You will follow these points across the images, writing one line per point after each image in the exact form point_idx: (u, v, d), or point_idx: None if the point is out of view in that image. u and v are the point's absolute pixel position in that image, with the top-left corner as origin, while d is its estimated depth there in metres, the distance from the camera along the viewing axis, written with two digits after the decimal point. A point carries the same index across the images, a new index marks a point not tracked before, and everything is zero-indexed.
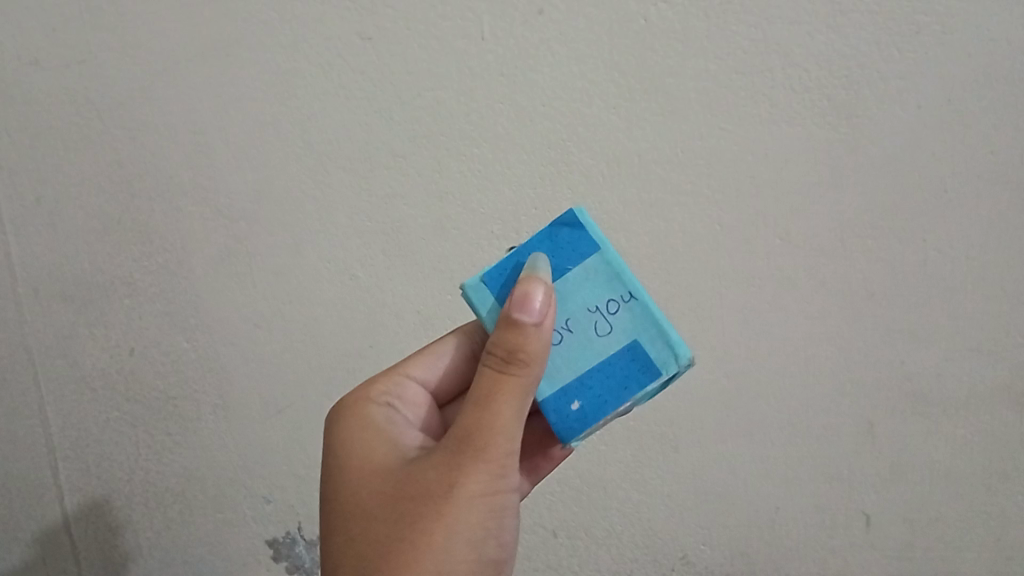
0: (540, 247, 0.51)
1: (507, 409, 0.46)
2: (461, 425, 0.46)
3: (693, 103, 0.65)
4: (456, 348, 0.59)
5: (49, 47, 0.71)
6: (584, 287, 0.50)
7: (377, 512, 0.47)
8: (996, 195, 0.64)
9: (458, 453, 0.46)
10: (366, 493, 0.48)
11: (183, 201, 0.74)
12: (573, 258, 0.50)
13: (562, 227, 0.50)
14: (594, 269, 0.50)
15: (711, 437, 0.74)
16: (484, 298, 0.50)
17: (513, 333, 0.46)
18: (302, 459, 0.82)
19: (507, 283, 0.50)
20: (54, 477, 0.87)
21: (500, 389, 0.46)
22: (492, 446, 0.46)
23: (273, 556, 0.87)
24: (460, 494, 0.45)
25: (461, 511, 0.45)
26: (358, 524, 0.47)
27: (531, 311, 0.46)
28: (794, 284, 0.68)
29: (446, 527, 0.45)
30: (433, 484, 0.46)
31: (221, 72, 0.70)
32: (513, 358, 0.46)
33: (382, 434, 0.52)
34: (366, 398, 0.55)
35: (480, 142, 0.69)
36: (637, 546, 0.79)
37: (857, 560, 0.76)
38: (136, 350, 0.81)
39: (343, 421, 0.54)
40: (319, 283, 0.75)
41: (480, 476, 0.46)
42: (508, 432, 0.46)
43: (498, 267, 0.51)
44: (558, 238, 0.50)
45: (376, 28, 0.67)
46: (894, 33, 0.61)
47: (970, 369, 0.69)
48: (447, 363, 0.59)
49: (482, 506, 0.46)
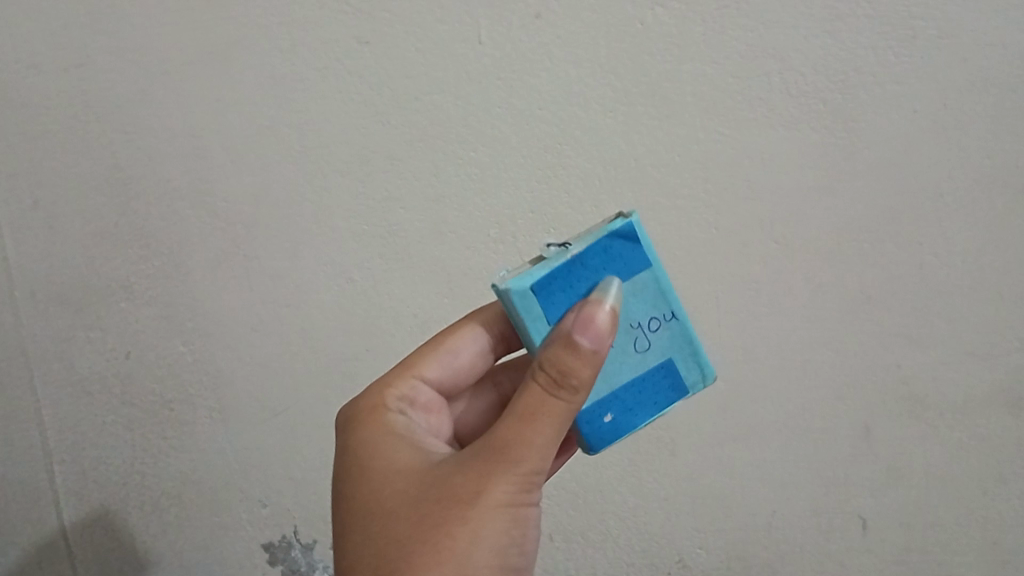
0: (593, 259, 0.47)
1: (547, 424, 0.45)
2: (496, 435, 0.45)
3: (690, 108, 0.64)
4: (472, 346, 0.58)
5: (45, 50, 0.71)
6: (630, 304, 0.48)
7: (399, 512, 0.46)
8: (992, 199, 0.64)
9: (487, 459, 0.45)
10: (388, 493, 0.48)
11: (180, 204, 0.74)
12: (624, 273, 0.48)
13: (618, 239, 0.47)
14: (642, 286, 0.48)
15: (708, 440, 0.75)
16: (531, 308, 0.46)
17: (567, 354, 0.44)
18: (298, 464, 0.83)
19: (556, 294, 0.47)
20: (50, 480, 0.87)
21: (545, 409, 0.44)
22: (526, 457, 0.45)
23: (269, 560, 0.88)
24: (487, 501, 0.44)
25: (487, 518, 0.44)
26: (378, 523, 0.47)
27: (593, 335, 0.44)
28: (790, 289, 0.69)
29: (470, 533, 0.44)
30: (459, 488, 0.45)
31: (219, 75, 0.70)
32: (564, 380, 0.44)
33: (403, 439, 0.52)
34: (384, 403, 0.55)
35: (476, 146, 0.68)
36: (633, 548, 0.80)
37: (851, 562, 0.77)
38: (132, 355, 0.81)
39: (360, 424, 0.53)
40: (318, 286, 0.75)
41: (508, 485, 0.44)
42: (543, 447, 0.45)
43: (549, 276, 0.47)
44: (612, 250, 0.47)
45: (374, 32, 0.66)
46: (891, 37, 0.61)
47: (965, 372, 0.69)
48: (464, 363, 0.58)
49: (507, 515, 0.44)
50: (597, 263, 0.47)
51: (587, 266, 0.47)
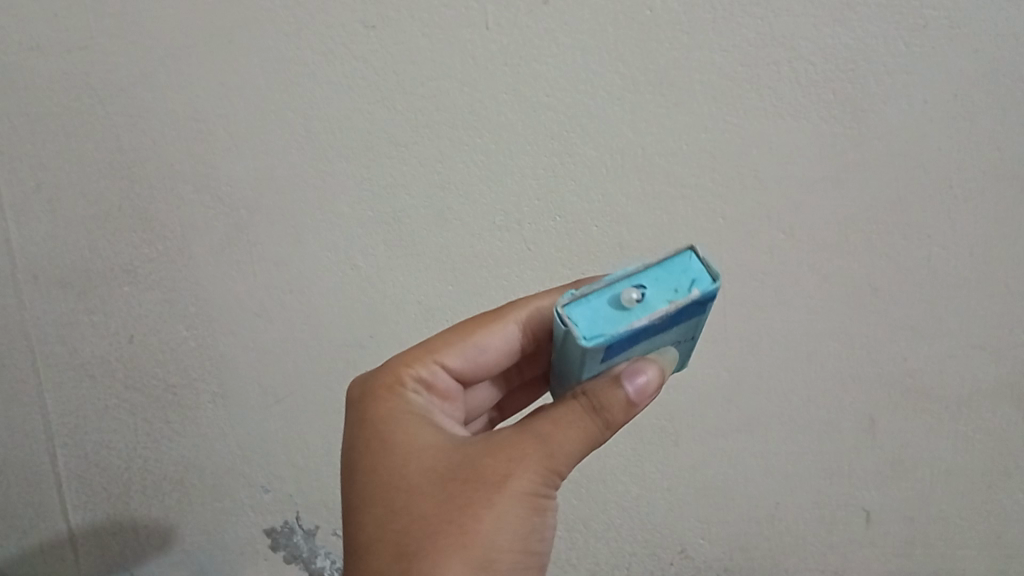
0: (667, 319, 0.43)
1: (578, 435, 0.46)
2: (528, 428, 0.47)
3: (698, 96, 0.64)
4: (504, 343, 0.57)
5: (48, 31, 0.70)
6: (676, 337, 0.46)
7: (423, 487, 0.46)
8: (1002, 192, 0.63)
9: (518, 447, 0.46)
10: (411, 468, 0.47)
11: (183, 188, 0.74)
12: (685, 322, 0.45)
13: (698, 305, 0.43)
14: (691, 325, 0.46)
15: (711, 431, 0.75)
16: (594, 356, 0.44)
17: (609, 389, 0.46)
18: (301, 450, 0.84)
19: (622, 345, 0.44)
20: (51, 463, 0.88)
21: (579, 423, 0.46)
22: (555, 457, 0.46)
23: (271, 546, 0.89)
24: (513, 488, 0.45)
25: (511, 506, 0.45)
26: (400, 496, 0.46)
27: (639, 387, 0.45)
28: (796, 280, 0.68)
29: (494, 518, 0.44)
30: (488, 469, 0.45)
31: (221, 58, 0.69)
32: (601, 411, 0.46)
33: (423, 419, 0.51)
34: (403, 382, 0.54)
35: (482, 132, 0.68)
36: (636, 538, 0.81)
37: (851, 553, 0.78)
38: (135, 339, 0.81)
39: (379, 399, 0.53)
40: (321, 273, 0.75)
41: (534, 474, 0.45)
42: (569, 455, 0.46)
43: (624, 336, 0.43)
44: (687, 311, 0.43)
45: (379, 16, 0.65)
46: (902, 27, 0.60)
47: (972, 366, 0.69)
48: (490, 356, 0.57)
49: (530, 504, 0.45)
50: (669, 321, 0.44)
51: (659, 325, 0.43)
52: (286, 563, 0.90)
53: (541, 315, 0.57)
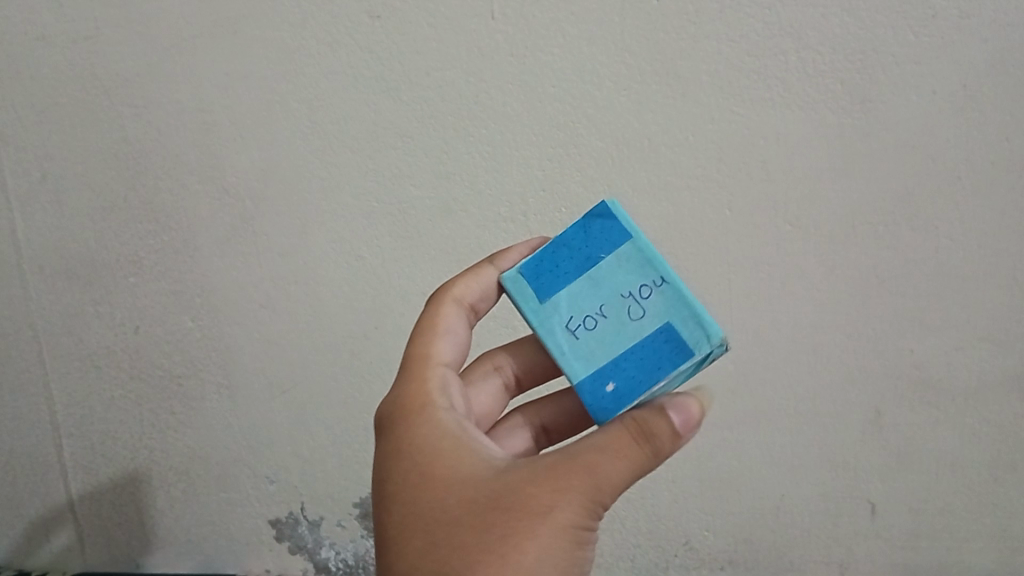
0: (575, 239, 0.48)
1: (624, 470, 0.40)
2: (571, 456, 0.41)
3: (705, 86, 0.63)
4: (461, 321, 0.54)
5: (53, 21, 0.70)
6: (615, 273, 0.47)
7: (463, 517, 0.42)
8: (1011, 184, 0.63)
9: (564, 473, 0.41)
10: (452, 498, 0.43)
11: (188, 178, 0.74)
12: (607, 250, 0.47)
13: (596, 219, 0.48)
14: (625, 258, 0.47)
15: (716, 423, 0.75)
16: (523, 292, 0.49)
17: (659, 418, 0.41)
18: (306, 441, 0.84)
19: (545, 275, 0.48)
20: (57, 453, 0.88)
21: (623, 454, 0.40)
22: (598, 491, 0.40)
23: (276, 537, 0.89)
24: (556, 519, 0.40)
25: (556, 540, 0.40)
26: (441, 529, 0.42)
27: (685, 417, 0.41)
28: (803, 272, 0.68)
29: (537, 552, 0.40)
30: (531, 498, 0.41)
31: (227, 47, 0.68)
32: (649, 439, 0.40)
33: (459, 439, 0.46)
34: (430, 401, 0.49)
35: (487, 123, 0.67)
36: (640, 530, 0.81)
37: (857, 546, 0.77)
38: (140, 330, 0.81)
39: (407, 425, 0.48)
40: (327, 263, 0.75)
41: (581, 507, 0.40)
42: (613, 491, 0.41)
43: (538, 260, 0.49)
44: (591, 230, 0.48)
45: (385, 6, 0.65)
46: (911, 16, 0.59)
47: (980, 359, 0.69)
48: (463, 338, 0.54)
49: (573, 538, 0.40)
50: (581, 243, 0.48)
51: (570, 247, 0.48)
52: (291, 554, 0.90)
53: (472, 287, 0.54)
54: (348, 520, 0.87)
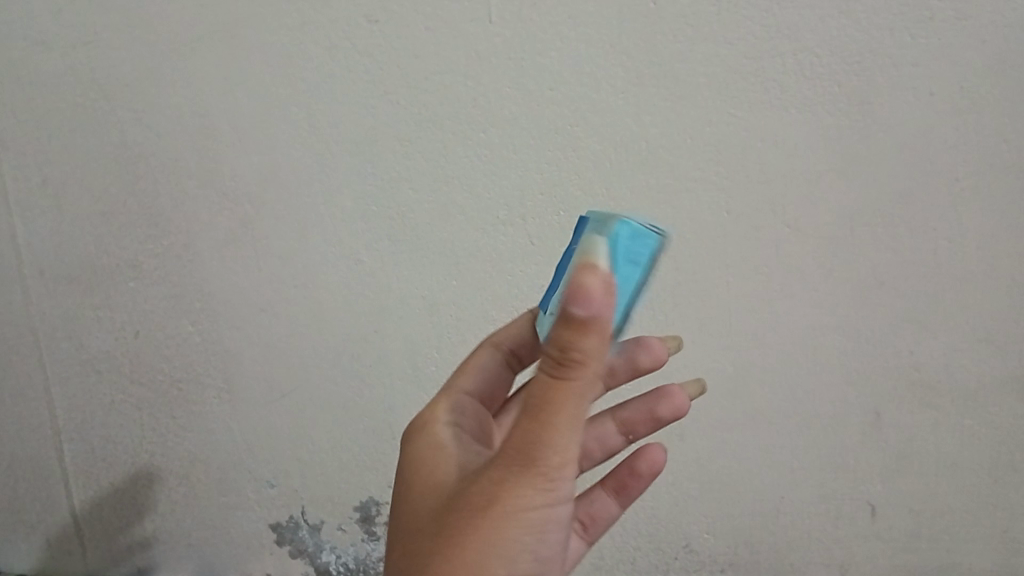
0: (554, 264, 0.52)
1: (556, 422, 0.37)
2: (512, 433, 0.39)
3: (702, 88, 0.63)
4: (491, 360, 0.58)
5: (54, 27, 0.70)
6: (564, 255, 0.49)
7: (428, 524, 0.42)
8: (1009, 185, 0.63)
9: (506, 458, 0.39)
10: (426, 506, 0.44)
11: (188, 183, 0.74)
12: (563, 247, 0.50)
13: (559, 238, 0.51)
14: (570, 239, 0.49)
15: (716, 425, 0.75)
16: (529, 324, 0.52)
17: (563, 328, 0.36)
18: (306, 444, 0.84)
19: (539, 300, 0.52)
20: (59, 457, 0.88)
21: (548, 401, 0.37)
22: (539, 455, 0.38)
23: (277, 540, 0.89)
24: (501, 505, 0.39)
25: (502, 526, 0.39)
26: (411, 536, 0.43)
27: (581, 300, 0.34)
28: (802, 273, 0.68)
29: (483, 539, 0.38)
30: (479, 493, 0.40)
31: (226, 52, 0.68)
32: (564, 362, 0.36)
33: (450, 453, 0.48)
34: (434, 420, 0.51)
35: (487, 126, 0.68)
36: (640, 532, 0.81)
37: (857, 548, 0.77)
38: (141, 334, 0.81)
39: (408, 446, 0.50)
40: (326, 267, 0.75)
41: (525, 489, 0.38)
42: (552, 444, 0.37)
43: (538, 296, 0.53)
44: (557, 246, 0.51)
45: (383, 10, 0.65)
46: (908, 18, 0.59)
47: (978, 360, 0.69)
48: (493, 375, 0.57)
49: (524, 522, 0.39)
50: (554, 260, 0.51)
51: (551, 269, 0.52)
52: (291, 558, 0.90)
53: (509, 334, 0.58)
54: (348, 524, 0.87)
